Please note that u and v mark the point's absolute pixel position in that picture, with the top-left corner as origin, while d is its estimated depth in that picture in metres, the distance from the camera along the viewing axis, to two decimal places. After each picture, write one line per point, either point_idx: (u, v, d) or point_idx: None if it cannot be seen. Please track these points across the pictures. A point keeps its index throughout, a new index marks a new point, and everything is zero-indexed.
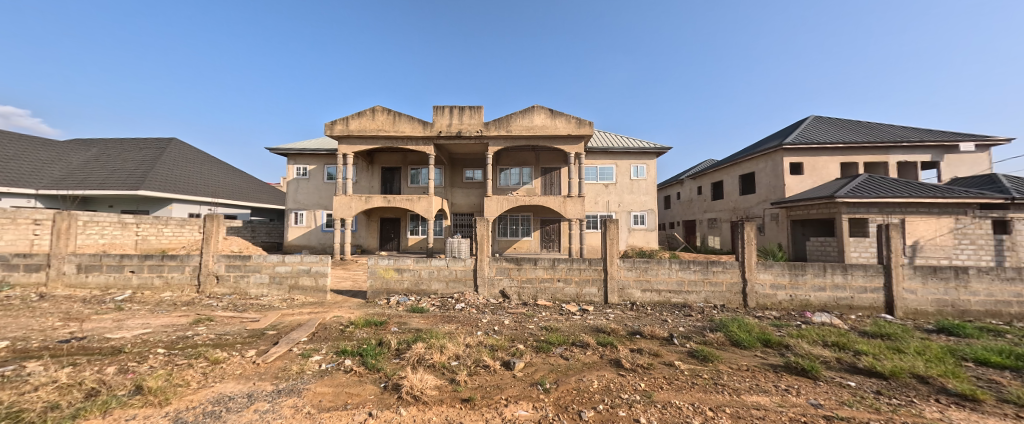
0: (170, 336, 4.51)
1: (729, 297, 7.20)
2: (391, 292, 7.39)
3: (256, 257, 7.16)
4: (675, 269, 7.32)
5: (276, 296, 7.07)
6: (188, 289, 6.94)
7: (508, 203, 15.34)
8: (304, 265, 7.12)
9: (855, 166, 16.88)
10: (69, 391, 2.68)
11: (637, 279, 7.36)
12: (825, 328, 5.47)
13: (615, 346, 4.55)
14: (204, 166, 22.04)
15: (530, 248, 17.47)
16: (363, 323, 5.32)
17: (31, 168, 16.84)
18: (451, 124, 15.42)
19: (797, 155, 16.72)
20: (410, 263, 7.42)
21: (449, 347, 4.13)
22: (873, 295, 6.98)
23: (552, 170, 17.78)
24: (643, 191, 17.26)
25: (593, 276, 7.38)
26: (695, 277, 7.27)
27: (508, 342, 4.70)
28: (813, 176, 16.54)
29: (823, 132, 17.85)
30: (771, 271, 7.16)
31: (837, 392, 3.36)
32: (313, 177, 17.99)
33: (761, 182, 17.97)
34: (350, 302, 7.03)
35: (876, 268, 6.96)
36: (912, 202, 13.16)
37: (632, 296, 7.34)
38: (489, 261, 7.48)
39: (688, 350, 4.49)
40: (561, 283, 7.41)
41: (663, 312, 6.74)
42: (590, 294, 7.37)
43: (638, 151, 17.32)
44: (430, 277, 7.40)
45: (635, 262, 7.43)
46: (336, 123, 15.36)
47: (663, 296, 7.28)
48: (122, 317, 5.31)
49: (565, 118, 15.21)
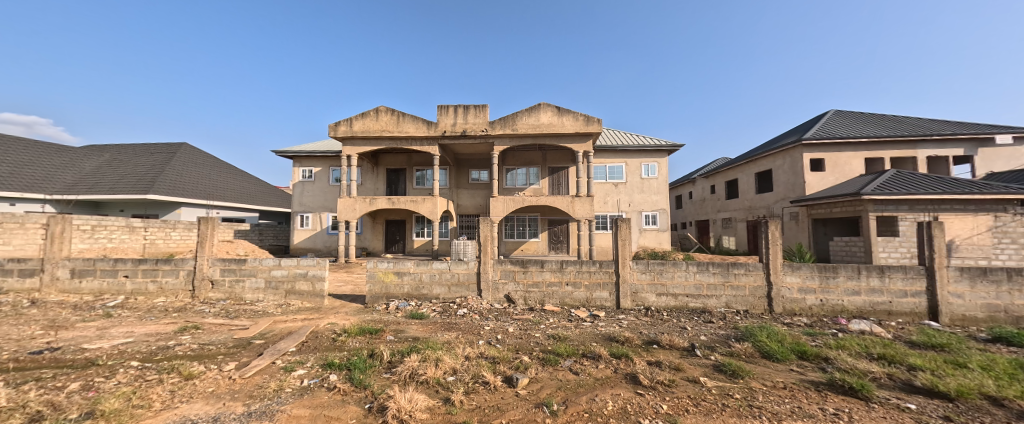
0: (149, 346, 4.21)
1: (753, 302, 6.65)
2: (391, 297, 7.05)
3: (252, 261, 6.90)
4: (692, 271, 6.80)
5: (272, 301, 6.79)
6: (182, 294, 6.70)
7: (515, 203, 14.94)
8: (300, 269, 6.85)
9: (880, 161, 16.00)
10: (8, 416, 2.39)
11: (651, 283, 6.87)
12: (866, 338, 4.91)
13: (630, 359, 4.08)
14: (214, 170, 22.24)
15: (538, 249, 17.02)
16: (356, 331, 4.96)
17: (45, 174, 17.14)
18: (456, 123, 15.11)
19: (817, 150, 15.92)
20: (410, 267, 7.06)
21: (445, 360, 3.73)
22: (914, 299, 6.36)
23: (560, 170, 17.34)
24: (655, 190, 16.65)
25: (604, 279, 6.93)
26: (714, 280, 6.74)
27: (510, 353, 4.28)
28: (835, 173, 15.73)
29: (845, 126, 16.99)
30: (799, 273, 6.60)
31: (898, 418, 2.85)
32: (318, 179, 17.89)
33: (779, 180, 17.20)
34: (348, 308, 6.70)
35: (918, 270, 6.35)
36: (946, 198, 12.31)
37: (646, 300, 6.86)
38: (493, 264, 7.07)
39: (714, 364, 4.00)
40: (569, 287, 6.97)
41: (680, 318, 6.24)
42: (601, 298, 6.91)
43: (649, 149, 16.74)
44: (431, 281, 7.03)
45: (649, 264, 6.93)
46: (340, 124, 15.19)
47: (681, 301, 6.78)
48: (107, 325, 5.05)
49: (572, 115, 14.75)
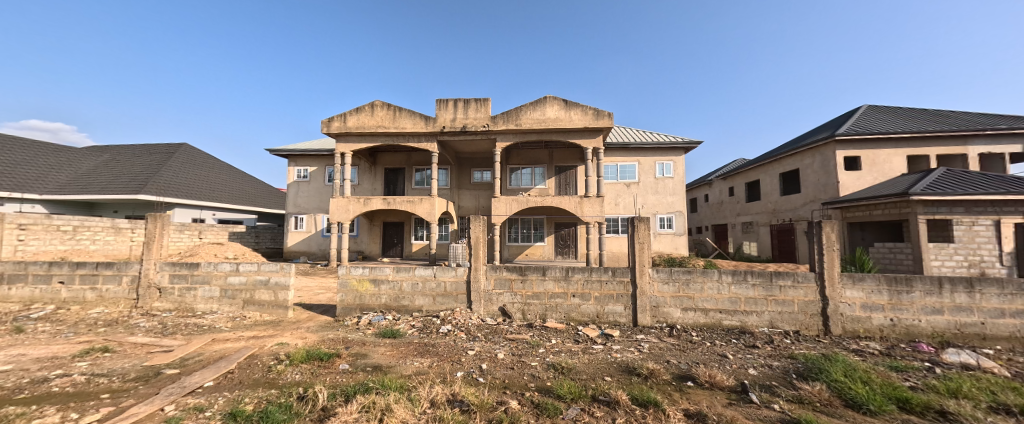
0: (19, 380, 3.20)
1: (804, 321, 5.38)
2: (366, 309, 6.00)
3: (205, 266, 5.92)
4: (726, 283, 5.57)
5: (226, 313, 5.81)
6: (124, 304, 5.77)
7: (518, 204, 13.84)
8: (261, 276, 5.86)
9: (924, 159, 14.44)
10: None
11: (676, 296, 5.66)
12: (982, 377, 3.61)
13: (662, 409, 2.89)
14: (212, 171, 21.77)
15: (543, 254, 15.83)
16: (301, 356, 3.87)
17: (38, 174, 16.73)
18: (456, 118, 14.13)
19: (852, 147, 14.45)
20: (388, 273, 6.02)
21: (395, 411, 2.61)
22: (1014, 320, 5.02)
23: (567, 169, 16.22)
24: (670, 191, 15.36)
25: (618, 290, 5.77)
26: (754, 294, 5.51)
27: (493, 396, 3.13)
28: (873, 172, 14.22)
29: (881, 121, 15.47)
30: (862, 287, 5.32)
31: None
32: (314, 179, 17.13)
33: (807, 179, 15.72)
34: (313, 322, 5.67)
35: (1019, 285, 5.01)
36: (1012, 199, 10.68)
37: (670, 316, 5.65)
38: (486, 271, 5.95)
39: (784, 420, 2.77)
40: (576, 299, 5.82)
41: (714, 340, 5.01)
42: (614, 313, 5.74)
43: (664, 146, 15.47)
44: (412, 291, 5.96)
45: (672, 272, 5.72)
46: (334, 120, 14.41)
47: (712, 317, 5.56)
48: (3, 345, 4.10)
49: (580, 109, 13.62)
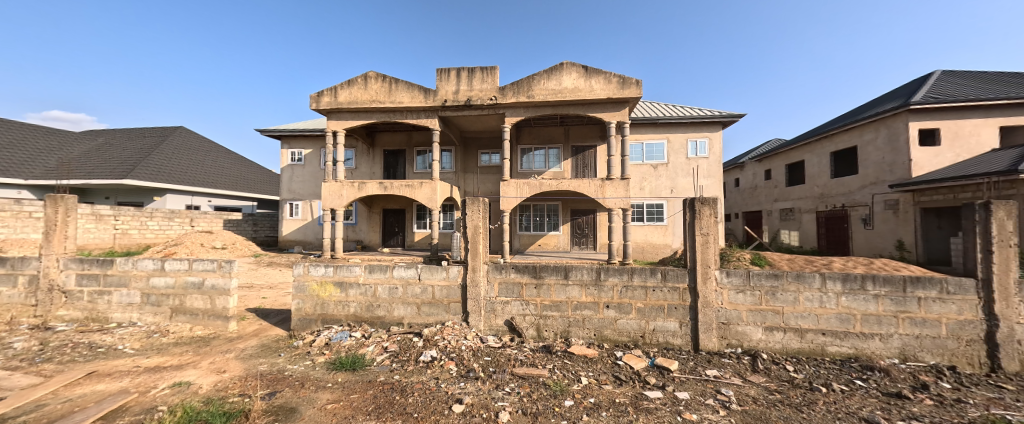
0: None
1: (955, 351, 3.64)
2: (328, 322, 4.51)
3: (122, 263, 4.53)
4: (834, 292, 3.83)
5: (149, 325, 4.44)
6: (20, 312, 4.47)
7: (529, 188, 12.13)
8: (193, 278, 4.42)
9: (1020, 130, 11.96)
10: None
11: (756, 310, 3.95)
12: None
13: None
14: (208, 155, 20.77)
15: (558, 245, 14.19)
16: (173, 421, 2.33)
17: (25, 158, 15.88)
18: (458, 90, 12.37)
19: (930, 118, 12.04)
20: (358, 275, 4.48)
21: None
22: None
23: (585, 148, 14.39)
24: (705, 172, 13.34)
25: (671, 301, 4.10)
26: (876, 310, 3.77)
27: None
28: (955, 148, 11.87)
29: (964, 87, 12.96)
30: None
31: None
32: (309, 163, 15.79)
33: (867, 158, 13.42)
34: (254, 341, 4.22)
35: None
36: None
37: (748, 339, 3.96)
38: (488, 272, 4.36)
39: None
40: (611, 312, 4.19)
41: (832, 384, 3.28)
42: (665, 332, 4.10)
43: (699, 121, 13.36)
44: (389, 298, 4.45)
45: (750, 277, 3.98)
46: (324, 94, 12.89)
47: (812, 342, 3.86)
48: None
49: (603, 76, 11.64)
